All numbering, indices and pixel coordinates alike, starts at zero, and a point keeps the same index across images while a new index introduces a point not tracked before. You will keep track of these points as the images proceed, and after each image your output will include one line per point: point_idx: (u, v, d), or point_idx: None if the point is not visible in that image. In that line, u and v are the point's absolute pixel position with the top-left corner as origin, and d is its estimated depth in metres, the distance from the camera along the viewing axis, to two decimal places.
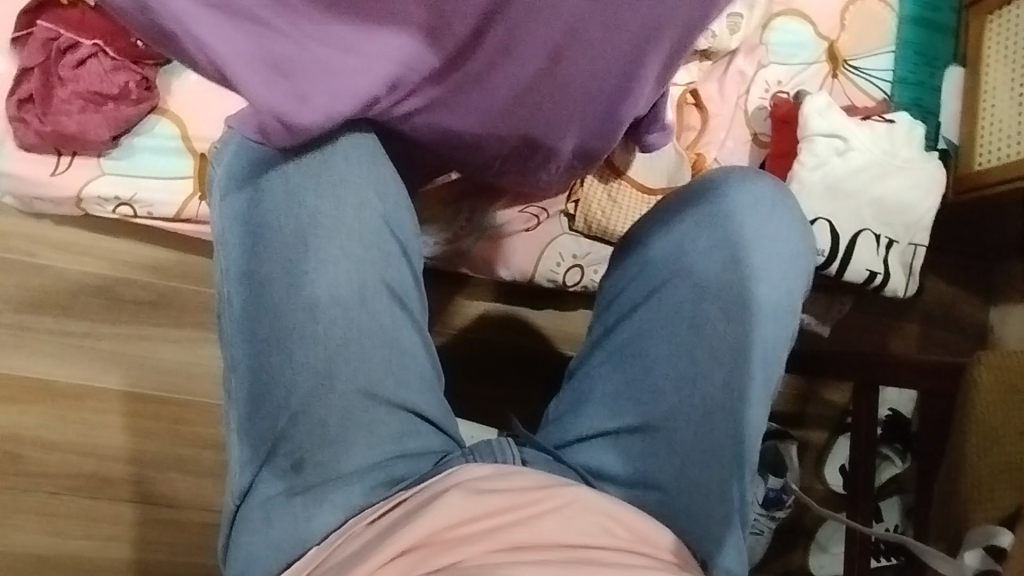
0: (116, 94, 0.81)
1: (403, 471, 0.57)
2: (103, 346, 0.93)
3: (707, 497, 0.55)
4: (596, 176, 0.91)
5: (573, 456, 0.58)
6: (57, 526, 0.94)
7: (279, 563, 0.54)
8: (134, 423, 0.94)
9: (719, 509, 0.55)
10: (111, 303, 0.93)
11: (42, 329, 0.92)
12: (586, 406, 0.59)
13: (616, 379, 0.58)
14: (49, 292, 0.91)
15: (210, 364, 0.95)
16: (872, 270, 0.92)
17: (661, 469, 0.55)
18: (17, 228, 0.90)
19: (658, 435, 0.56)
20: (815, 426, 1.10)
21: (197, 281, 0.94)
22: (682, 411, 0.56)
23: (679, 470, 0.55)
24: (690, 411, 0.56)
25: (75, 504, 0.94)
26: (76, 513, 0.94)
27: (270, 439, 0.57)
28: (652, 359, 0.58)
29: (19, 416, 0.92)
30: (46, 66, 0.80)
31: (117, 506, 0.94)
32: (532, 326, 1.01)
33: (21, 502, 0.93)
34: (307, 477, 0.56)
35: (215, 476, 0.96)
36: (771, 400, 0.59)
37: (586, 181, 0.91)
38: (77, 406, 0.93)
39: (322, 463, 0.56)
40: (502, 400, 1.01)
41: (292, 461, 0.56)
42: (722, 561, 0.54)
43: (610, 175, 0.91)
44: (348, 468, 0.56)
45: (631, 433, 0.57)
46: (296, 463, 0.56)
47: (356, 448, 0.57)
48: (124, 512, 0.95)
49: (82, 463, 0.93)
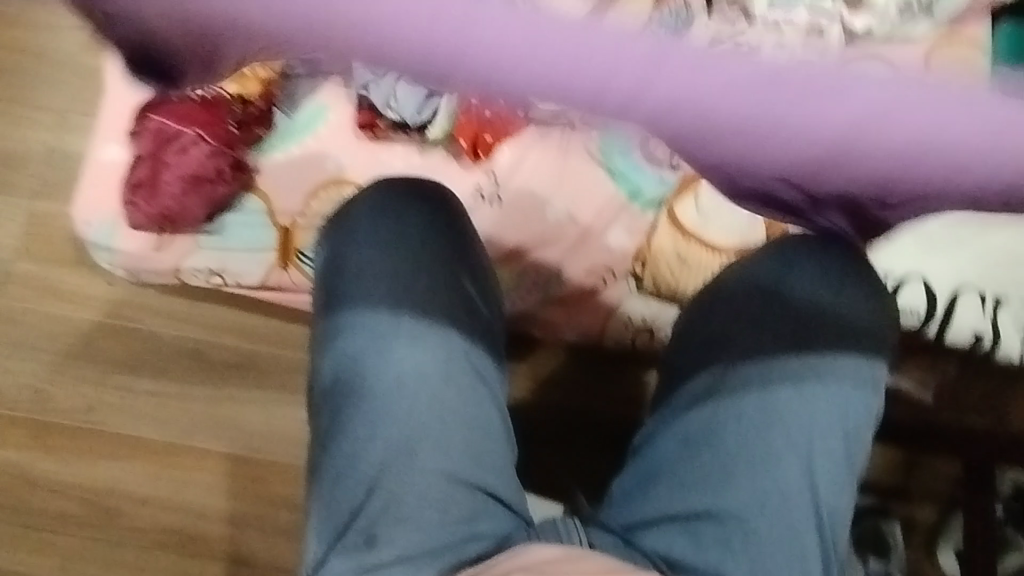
0: (213, 176, 0.87)
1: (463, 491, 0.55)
2: (193, 404, 0.99)
3: (757, 514, 0.56)
4: (666, 236, 0.87)
5: (644, 542, 0.56)
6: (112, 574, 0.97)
7: (335, 531, 0.54)
8: (218, 480, 0.98)
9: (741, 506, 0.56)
10: (203, 365, 0.99)
11: (139, 390, 0.99)
12: (651, 488, 0.58)
13: (675, 455, 0.59)
14: (150, 354, 0.99)
15: (263, 422, 0.98)
16: (979, 332, 0.78)
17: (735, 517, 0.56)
18: (129, 298, 1.00)
19: (704, 482, 0.57)
20: (922, 501, 0.90)
21: (209, 331, 0.99)
22: (721, 460, 0.57)
23: (739, 501, 0.56)
24: (724, 457, 0.57)
25: (131, 553, 0.97)
26: (128, 561, 0.97)
27: (351, 510, 0.54)
28: (692, 458, 0.58)
29: (116, 470, 0.98)
30: (155, 153, 0.88)
31: (171, 561, 0.97)
32: (599, 390, 0.93)
33: (94, 552, 0.98)
34: (377, 557, 0.53)
35: (213, 538, 0.97)
36: (798, 478, 0.57)
37: (654, 241, 0.87)
38: (165, 460, 0.98)
39: (392, 439, 0.56)
40: (563, 472, 0.91)
41: (374, 414, 0.57)
42: (736, 509, 0.56)
43: (680, 235, 0.86)
44: (416, 436, 0.56)
45: (698, 521, 0.56)
46: (367, 538, 0.53)
47: (429, 520, 0.54)
48: (179, 564, 0.97)
49: (174, 519, 0.98)
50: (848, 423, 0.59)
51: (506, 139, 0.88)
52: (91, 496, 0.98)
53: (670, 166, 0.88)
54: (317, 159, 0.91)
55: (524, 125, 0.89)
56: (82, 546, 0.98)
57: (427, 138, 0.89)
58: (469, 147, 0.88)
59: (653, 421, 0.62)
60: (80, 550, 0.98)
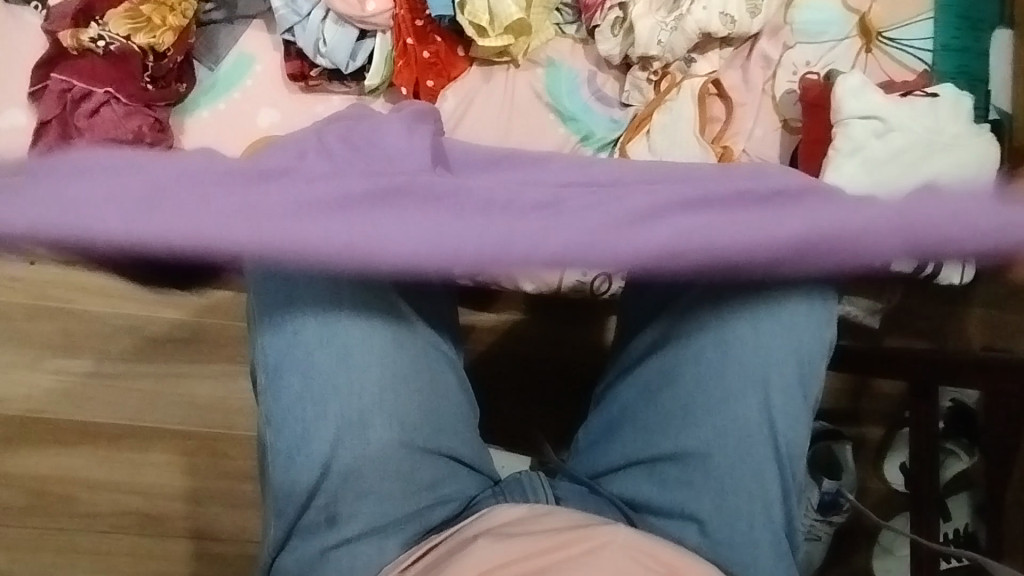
0: (131, 139, 0.80)
1: (416, 454, 0.50)
2: (141, 383, 0.94)
3: (731, 455, 0.50)
4: None
5: (610, 487, 0.54)
6: (74, 561, 0.94)
7: (286, 513, 0.49)
8: (175, 458, 0.95)
9: (714, 448, 0.50)
10: (145, 342, 0.94)
11: (79, 373, 0.94)
12: (615, 436, 0.55)
13: (638, 401, 0.54)
14: (86, 335, 0.94)
15: (216, 396, 0.95)
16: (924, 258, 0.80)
17: (708, 461, 0.50)
18: (55, 276, 0.93)
19: (670, 426, 0.52)
20: (870, 420, 0.95)
21: (149, 307, 0.93)
22: (686, 400, 0.52)
23: (712, 443, 0.50)
24: (689, 397, 0.52)
25: (91, 538, 0.94)
26: (89, 547, 0.94)
27: (303, 491, 0.49)
28: (655, 403, 0.53)
29: (65, 457, 0.94)
30: (64, 117, 0.80)
31: (136, 543, 0.95)
32: (561, 339, 0.91)
33: (52, 541, 0.94)
34: (334, 534, 0.48)
35: (176, 516, 0.95)
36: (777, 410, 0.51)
37: None
38: (116, 442, 0.94)
39: (324, 408, 0.49)
40: (530, 422, 0.92)
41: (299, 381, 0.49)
42: (707, 452, 0.50)
43: None
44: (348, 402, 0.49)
45: (669, 467, 0.52)
46: (328, 516, 0.48)
47: (381, 491, 0.49)
48: (144, 546, 0.95)
49: (133, 500, 0.95)
50: (802, 346, 0.52)
51: (449, 84, 0.85)
52: (42, 484, 0.94)
53: (621, 105, 0.86)
54: (247, 113, 0.83)
55: (468, 68, 0.86)
56: (38, 536, 0.94)
57: (366, 87, 0.85)
58: (411, 92, 0.84)
59: (614, 367, 0.58)
60: (36, 542, 0.94)
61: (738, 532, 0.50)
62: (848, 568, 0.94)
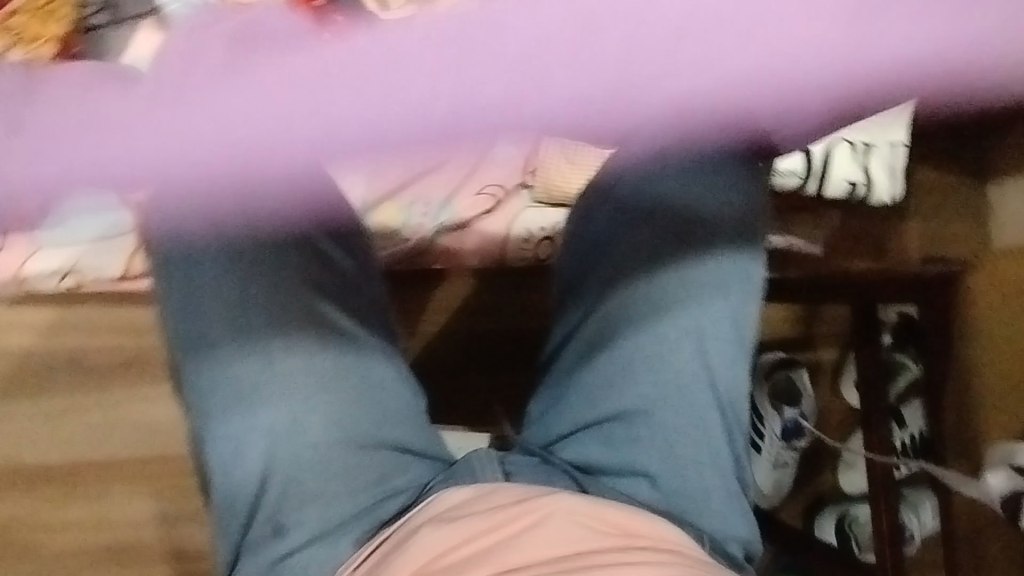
0: None
1: (362, 452, 0.49)
2: (91, 417, 0.91)
3: (675, 405, 0.51)
4: None
5: (564, 453, 0.53)
6: None
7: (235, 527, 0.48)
8: (140, 487, 0.92)
9: (657, 402, 0.51)
10: (88, 375, 0.90)
11: (22, 417, 0.90)
12: (563, 403, 0.54)
13: (580, 364, 0.54)
14: (22, 377, 0.89)
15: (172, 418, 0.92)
16: (852, 181, 0.82)
17: (654, 416, 0.51)
18: None
19: (613, 386, 0.52)
20: (824, 344, 0.98)
21: (84, 338, 0.89)
22: (625, 358, 0.52)
23: (656, 398, 0.51)
24: (628, 355, 0.52)
25: None
26: None
27: (248, 505, 0.48)
28: (595, 364, 0.53)
29: (24, 504, 0.91)
30: None
31: None
32: (515, 307, 0.91)
33: None
34: (283, 543, 0.47)
35: (152, 543, 0.93)
36: (715, 358, 0.52)
37: None
38: (75, 480, 0.91)
39: (260, 419, 0.48)
40: (493, 393, 0.92)
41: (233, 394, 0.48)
42: (652, 407, 0.51)
43: None
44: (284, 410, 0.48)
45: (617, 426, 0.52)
46: (274, 527, 0.48)
47: (330, 493, 0.48)
48: None
49: (104, 535, 0.92)
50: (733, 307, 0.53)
51: None
52: (6, 534, 0.91)
53: None
54: None
55: None
56: None
57: None
58: None
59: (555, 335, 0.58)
60: None
61: (686, 482, 0.51)
62: (817, 489, 0.97)
